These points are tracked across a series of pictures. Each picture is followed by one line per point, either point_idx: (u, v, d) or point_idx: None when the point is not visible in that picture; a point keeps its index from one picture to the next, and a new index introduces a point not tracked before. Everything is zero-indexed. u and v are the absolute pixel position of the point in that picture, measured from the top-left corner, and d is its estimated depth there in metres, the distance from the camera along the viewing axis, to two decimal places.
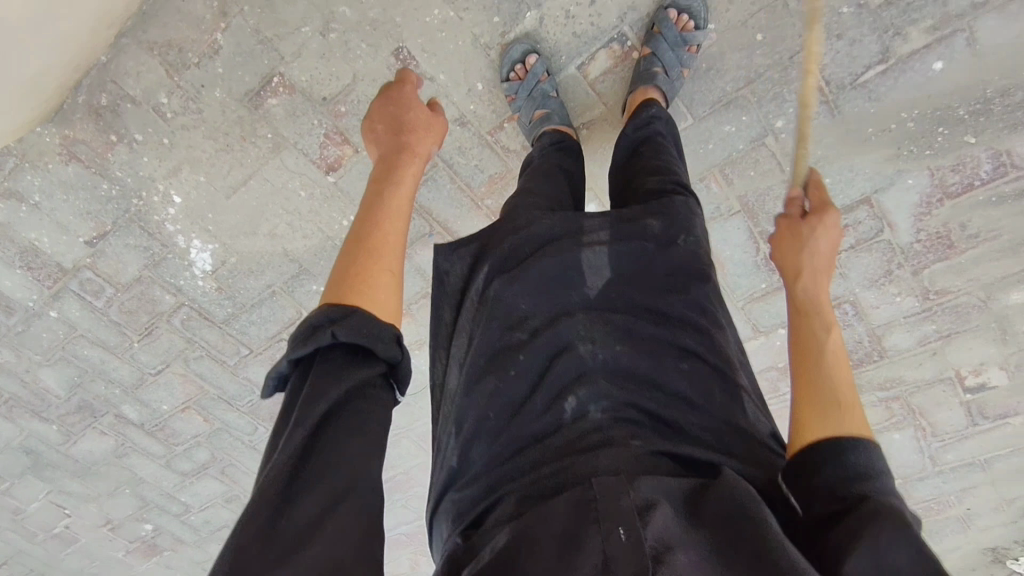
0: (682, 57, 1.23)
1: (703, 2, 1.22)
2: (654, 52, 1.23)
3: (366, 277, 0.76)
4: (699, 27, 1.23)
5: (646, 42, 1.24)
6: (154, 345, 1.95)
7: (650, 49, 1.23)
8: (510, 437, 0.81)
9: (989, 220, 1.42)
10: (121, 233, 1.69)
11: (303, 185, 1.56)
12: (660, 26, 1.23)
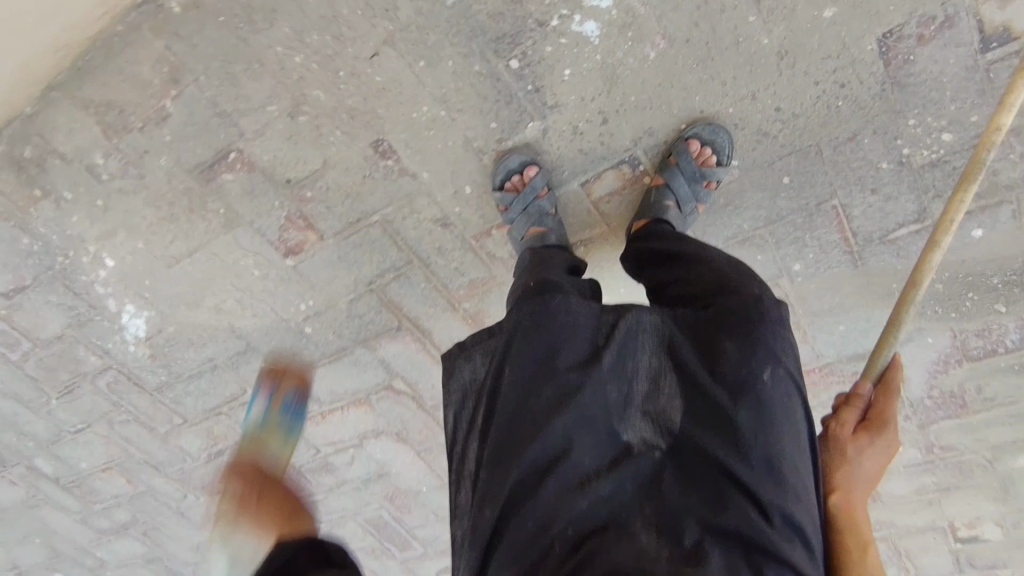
0: (697, 194, 1.09)
1: (730, 138, 1.07)
2: (667, 184, 1.09)
3: None
4: (721, 165, 1.08)
5: (661, 171, 1.10)
6: (75, 403, 1.73)
7: (664, 180, 1.09)
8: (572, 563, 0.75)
9: (1009, 386, 1.30)
10: (41, 290, 1.48)
11: (257, 264, 1.38)
12: (679, 156, 1.07)
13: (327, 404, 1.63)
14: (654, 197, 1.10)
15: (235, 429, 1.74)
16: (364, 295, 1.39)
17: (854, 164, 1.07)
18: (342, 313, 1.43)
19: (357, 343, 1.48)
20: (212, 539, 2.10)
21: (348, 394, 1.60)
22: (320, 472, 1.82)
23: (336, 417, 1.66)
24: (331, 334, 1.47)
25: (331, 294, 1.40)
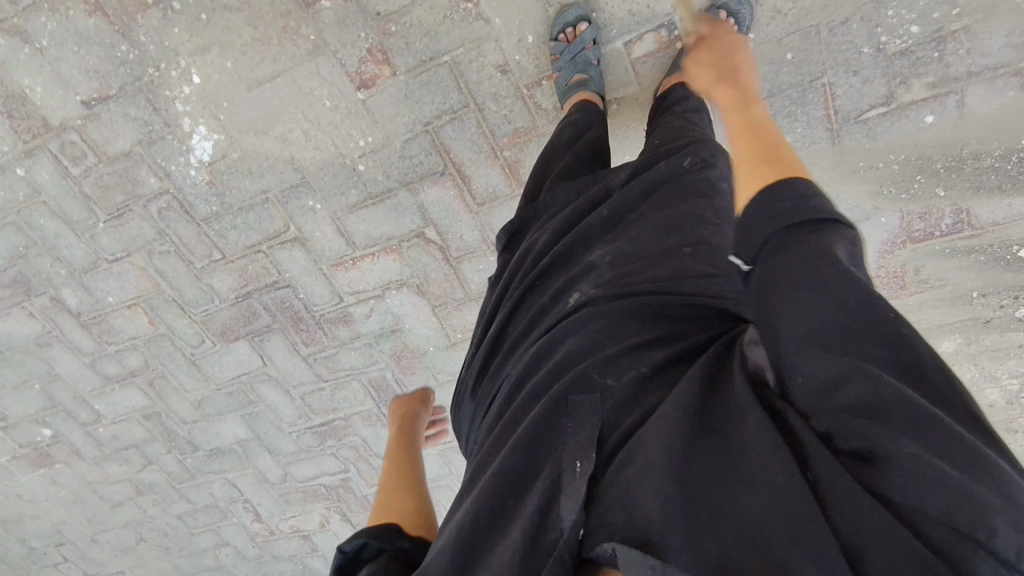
0: None
1: (750, 11, 1.35)
2: (699, 45, 1.34)
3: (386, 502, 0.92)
4: (742, 34, 1.35)
5: (693, 36, 1.36)
6: (121, 229, 1.87)
7: (696, 40, 1.35)
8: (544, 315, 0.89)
9: (939, 269, 1.61)
10: (123, 101, 1.64)
11: (330, 95, 1.58)
12: (710, 24, 1.34)
13: (361, 249, 1.81)
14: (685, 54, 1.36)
15: (268, 270, 1.89)
16: (419, 136, 1.60)
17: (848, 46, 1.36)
18: (395, 152, 1.63)
19: (402, 185, 1.68)
20: (216, 394, 2.22)
21: (382, 239, 1.78)
22: (337, 324, 1.98)
23: (366, 264, 1.84)
24: (381, 174, 1.67)
25: (390, 133, 1.61)
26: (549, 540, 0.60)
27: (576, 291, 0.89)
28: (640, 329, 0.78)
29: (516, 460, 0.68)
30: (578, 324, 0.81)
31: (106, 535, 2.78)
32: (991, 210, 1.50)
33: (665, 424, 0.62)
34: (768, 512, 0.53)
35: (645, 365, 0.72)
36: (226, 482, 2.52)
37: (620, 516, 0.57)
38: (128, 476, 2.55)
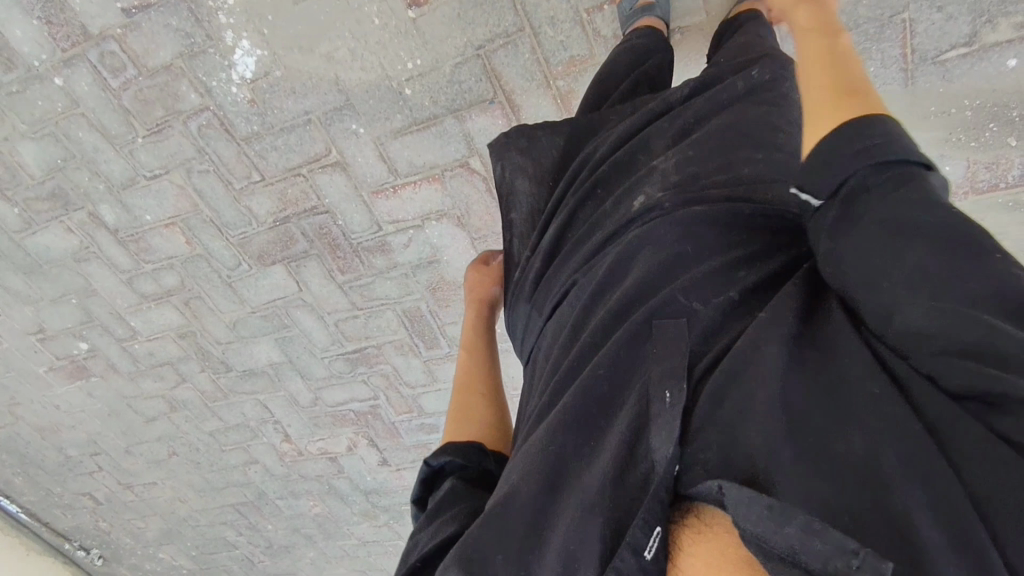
0: None
1: None
2: None
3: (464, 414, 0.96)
4: None
5: None
6: (159, 145, 1.84)
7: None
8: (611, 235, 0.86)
9: (1001, 223, 1.56)
10: (164, 11, 1.60)
11: (379, 12, 1.54)
12: None
13: (403, 177, 1.78)
14: None
15: (307, 194, 1.87)
16: (470, 60, 1.54)
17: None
18: (444, 77, 1.58)
19: (449, 112, 1.63)
20: (251, 317, 2.25)
21: (425, 168, 1.75)
22: (375, 253, 1.97)
23: (407, 193, 1.81)
24: (427, 99, 1.62)
25: (439, 57, 1.55)
26: (640, 472, 0.60)
27: (642, 195, 0.87)
28: (731, 251, 0.73)
29: (593, 391, 0.68)
30: (659, 247, 0.77)
31: (140, 448, 2.88)
32: None
33: (754, 355, 0.60)
34: (869, 423, 0.52)
35: (734, 290, 0.69)
36: (257, 404, 2.58)
37: (715, 452, 0.56)
38: (162, 393, 2.62)
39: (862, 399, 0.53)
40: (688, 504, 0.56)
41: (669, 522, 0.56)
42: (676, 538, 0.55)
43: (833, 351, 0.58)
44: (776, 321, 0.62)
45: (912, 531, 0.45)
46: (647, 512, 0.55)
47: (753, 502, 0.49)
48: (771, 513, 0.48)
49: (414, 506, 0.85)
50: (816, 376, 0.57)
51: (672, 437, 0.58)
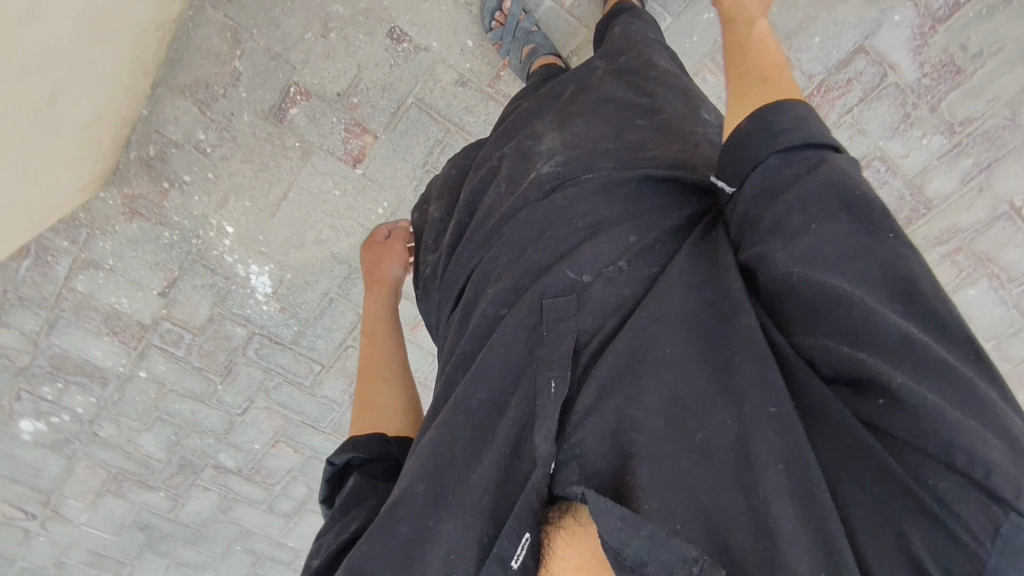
0: None
1: None
2: None
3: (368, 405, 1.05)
4: None
5: None
6: (236, 383, 2.08)
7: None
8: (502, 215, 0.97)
9: (988, 34, 1.45)
10: (187, 276, 1.86)
11: (336, 184, 1.71)
12: None
13: None
14: None
15: None
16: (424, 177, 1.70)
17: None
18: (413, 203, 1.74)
19: None
20: None
21: None
22: None
23: None
24: None
25: (400, 189, 1.72)
26: (523, 470, 0.73)
27: (546, 162, 0.98)
28: (617, 222, 0.85)
29: (498, 382, 0.79)
30: (550, 220, 0.89)
31: None
32: None
33: (647, 343, 0.73)
34: (749, 424, 0.64)
35: (624, 261, 0.81)
36: None
37: (596, 450, 0.69)
38: None
39: (742, 390, 0.66)
40: (563, 504, 0.70)
41: (546, 528, 0.70)
42: (552, 542, 0.69)
43: (713, 333, 0.71)
44: (668, 319, 0.74)
45: (765, 510, 0.59)
46: (515, 522, 0.68)
47: (607, 513, 0.61)
48: (623, 524, 0.60)
49: (323, 502, 0.95)
50: (699, 360, 0.70)
51: (552, 441, 0.71)
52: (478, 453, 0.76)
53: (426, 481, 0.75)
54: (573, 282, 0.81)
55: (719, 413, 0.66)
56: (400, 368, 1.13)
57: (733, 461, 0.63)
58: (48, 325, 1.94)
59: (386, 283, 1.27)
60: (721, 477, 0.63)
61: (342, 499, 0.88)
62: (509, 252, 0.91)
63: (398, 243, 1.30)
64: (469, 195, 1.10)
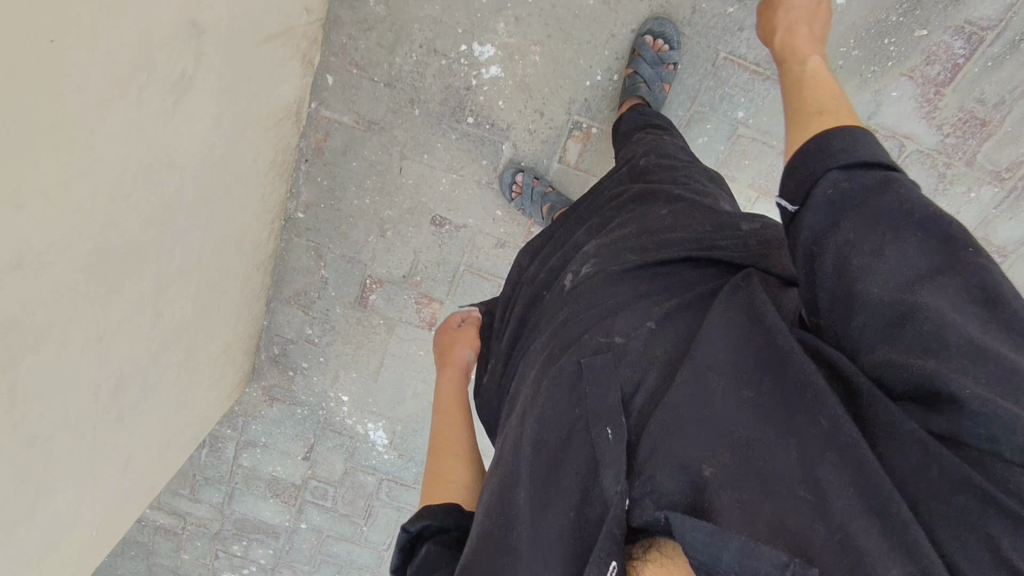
0: (662, 73, 1.43)
1: (675, 29, 1.45)
2: (637, 72, 1.44)
3: (440, 471, 1.00)
4: (672, 48, 1.44)
5: (630, 66, 1.45)
6: (377, 522, 2.35)
7: (632, 69, 1.44)
8: (541, 318, 1.03)
9: (1003, 81, 1.40)
10: (321, 440, 2.20)
11: (420, 346, 1.98)
12: (640, 51, 1.44)
13: None
14: (628, 84, 1.44)
15: None
16: None
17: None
18: None
19: None
20: None
21: None
22: None
23: None
24: None
25: None
26: (595, 508, 0.70)
27: (570, 272, 1.05)
28: (639, 301, 0.88)
29: (550, 433, 0.77)
30: (583, 314, 0.90)
31: None
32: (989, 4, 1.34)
33: (706, 386, 0.70)
34: (814, 449, 0.61)
35: (654, 322, 0.82)
36: None
37: (666, 480, 0.65)
38: None
39: (797, 424, 0.63)
40: (647, 538, 0.65)
41: (631, 562, 0.63)
42: (639, 575, 0.61)
43: (771, 375, 0.68)
44: (714, 366, 0.72)
45: (852, 530, 0.55)
46: (599, 549, 0.63)
47: (696, 527, 0.57)
48: (713, 536, 0.56)
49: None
50: (757, 399, 0.67)
51: (619, 480, 0.68)
52: (541, 507, 0.73)
53: (494, 530, 0.72)
54: (605, 342, 0.82)
55: (782, 446, 0.63)
56: (468, 448, 1.08)
57: (802, 488, 0.59)
58: (228, 495, 2.37)
59: (456, 365, 1.35)
60: (795, 500, 0.59)
61: (415, 564, 0.77)
62: (541, 351, 0.93)
63: (471, 329, 1.39)
64: (517, 311, 1.14)
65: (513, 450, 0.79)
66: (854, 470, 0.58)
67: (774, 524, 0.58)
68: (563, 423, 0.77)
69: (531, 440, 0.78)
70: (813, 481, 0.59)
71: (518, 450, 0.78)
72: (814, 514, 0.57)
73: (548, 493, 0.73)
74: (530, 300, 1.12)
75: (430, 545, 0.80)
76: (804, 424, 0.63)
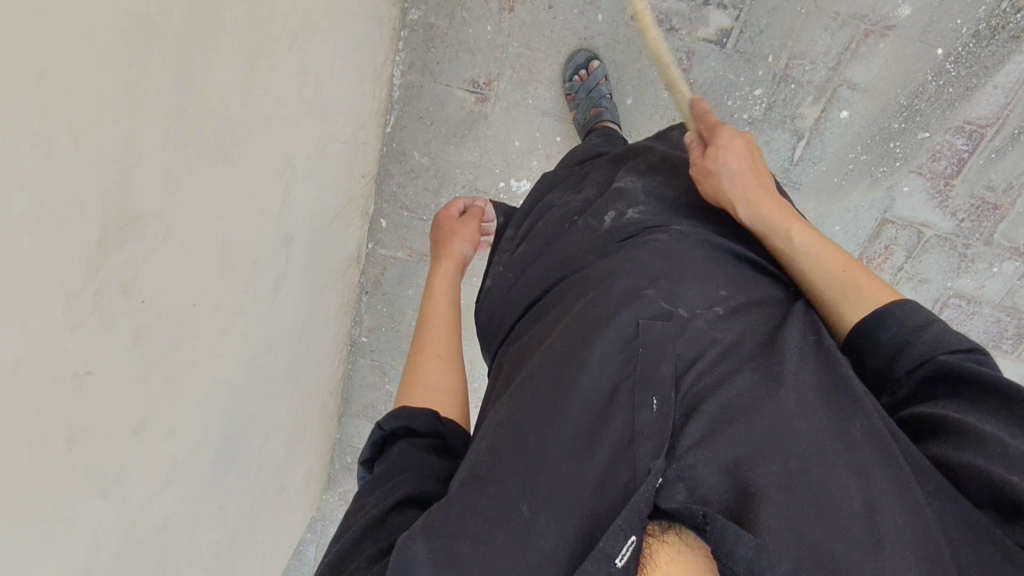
0: None
1: (690, 124, 1.53)
2: None
3: (420, 370, 1.00)
4: None
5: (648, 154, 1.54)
6: None
7: None
8: (573, 257, 1.02)
9: (1009, 169, 1.50)
10: None
11: None
12: None
13: None
14: None
15: None
16: None
17: (738, 117, 1.52)
18: None
19: None
20: None
21: None
22: None
23: None
24: None
25: None
26: (618, 485, 0.69)
27: (613, 212, 1.05)
28: (708, 277, 0.91)
29: (598, 387, 0.78)
30: (651, 264, 0.92)
31: None
32: (984, 105, 1.45)
33: (763, 395, 0.74)
34: (875, 482, 0.67)
35: (721, 307, 0.86)
36: None
37: (710, 481, 0.68)
38: None
39: (863, 456, 0.69)
40: (665, 520, 0.66)
41: (647, 538, 0.64)
42: (654, 556, 0.62)
43: (828, 406, 0.74)
44: (773, 375, 0.76)
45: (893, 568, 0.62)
46: (621, 521, 0.64)
47: (741, 537, 0.60)
48: (755, 553, 0.60)
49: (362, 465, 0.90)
50: (805, 413, 0.72)
51: (658, 455, 0.69)
52: (579, 463, 0.72)
53: (509, 477, 0.72)
54: (670, 308, 0.85)
55: (841, 467, 0.68)
56: (453, 346, 1.05)
57: (855, 512, 0.65)
58: None
59: (453, 257, 1.23)
60: (847, 528, 0.64)
61: (382, 466, 0.84)
62: (592, 287, 0.92)
63: (472, 222, 1.27)
64: (549, 225, 1.13)
65: (556, 384, 0.79)
66: (906, 512, 0.65)
67: (823, 547, 0.63)
68: (626, 383, 0.77)
69: (584, 388, 0.77)
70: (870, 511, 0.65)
71: (570, 393, 0.77)
72: (865, 544, 0.63)
73: (582, 455, 0.72)
74: (561, 218, 1.12)
75: (404, 445, 0.86)
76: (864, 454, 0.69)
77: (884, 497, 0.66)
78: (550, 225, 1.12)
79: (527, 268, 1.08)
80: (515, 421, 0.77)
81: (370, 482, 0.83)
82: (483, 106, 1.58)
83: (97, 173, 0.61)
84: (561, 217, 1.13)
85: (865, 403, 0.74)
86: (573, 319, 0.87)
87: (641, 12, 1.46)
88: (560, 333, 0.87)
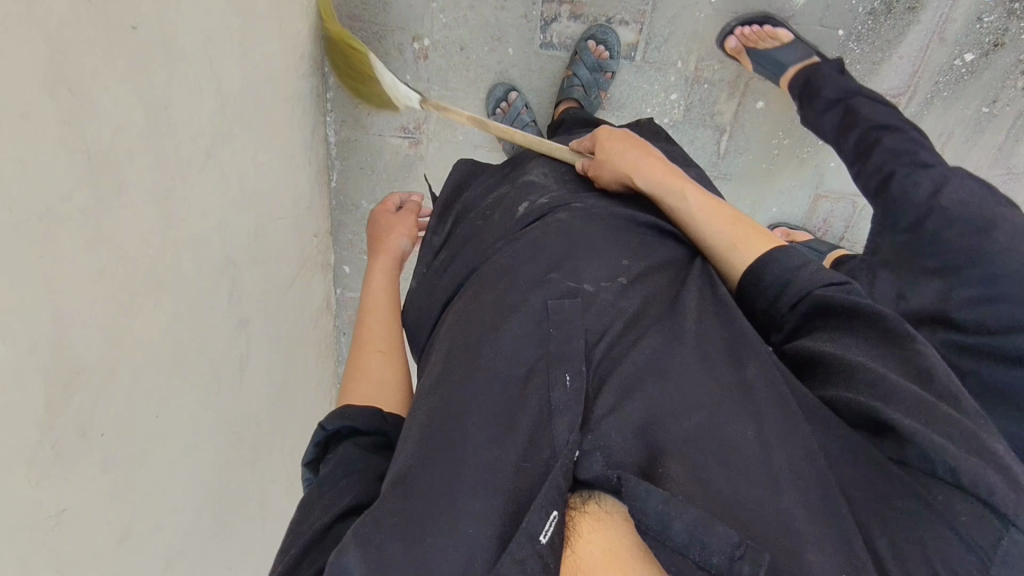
0: (600, 80, 1.51)
1: (619, 39, 1.52)
2: (575, 73, 1.50)
3: (361, 367, 1.03)
4: (613, 58, 1.52)
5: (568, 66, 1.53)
6: None
7: (571, 71, 1.51)
8: (485, 250, 1.05)
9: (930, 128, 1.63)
10: None
11: None
12: (581, 55, 1.51)
13: None
14: (566, 85, 1.51)
15: None
16: None
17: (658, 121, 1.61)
18: None
19: None
20: None
21: None
22: None
23: None
24: None
25: None
26: (542, 458, 0.72)
27: (524, 202, 1.10)
28: (605, 248, 0.96)
29: (509, 373, 0.80)
30: (554, 241, 0.96)
31: None
32: (895, 75, 1.56)
33: (667, 356, 0.81)
34: (768, 438, 0.73)
35: (624, 278, 0.92)
36: None
37: (620, 444, 0.71)
38: None
39: (762, 413, 0.75)
40: (586, 490, 0.70)
41: (570, 511, 0.67)
42: (576, 526, 0.65)
43: (728, 359, 0.82)
44: (681, 336, 0.84)
45: (789, 508, 0.66)
46: (543, 499, 0.66)
47: (650, 494, 0.64)
48: (665, 505, 0.63)
49: (307, 468, 0.90)
50: (703, 373, 0.79)
51: (574, 429, 0.73)
52: (496, 440, 0.75)
53: (434, 463, 0.74)
54: (573, 281, 0.90)
55: (739, 420, 0.74)
56: (394, 339, 1.10)
57: (751, 456, 0.71)
58: None
59: (391, 252, 1.26)
60: (746, 475, 0.69)
61: (329, 468, 0.85)
62: (504, 269, 0.95)
63: (411, 220, 1.33)
64: (468, 227, 1.16)
65: (464, 366, 0.83)
66: (803, 465, 0.71)
67: (719, 498, 0.66)
68: (545, 354, 0.81)
69: (493, 365, 0.81)
70: (765, 459, 0.71)
71: (484, 372, 0.81)
72: (761, 490, 0.68)
73: (504, 431, 0.75)
74: (479, 218, 1.16)
75: (348, 446, 0.87)
76: (761, 403, 0.76)
77: (783, 450, 0.72)
78: (467, 229, 1.15)
79: (446, 271, 1.10)
80: (436, 407, 0.80)
81: (314, 491, 0.83)
82: (417, 149, 1.66)
83: (22, 342, 0.69)
84: (477, 216, 1.17)
85: (761, 356, 0.82)
86: (477, 307, 0.92)
87: (548, 40, 1.55)
88: (464, 324, 0.91)
